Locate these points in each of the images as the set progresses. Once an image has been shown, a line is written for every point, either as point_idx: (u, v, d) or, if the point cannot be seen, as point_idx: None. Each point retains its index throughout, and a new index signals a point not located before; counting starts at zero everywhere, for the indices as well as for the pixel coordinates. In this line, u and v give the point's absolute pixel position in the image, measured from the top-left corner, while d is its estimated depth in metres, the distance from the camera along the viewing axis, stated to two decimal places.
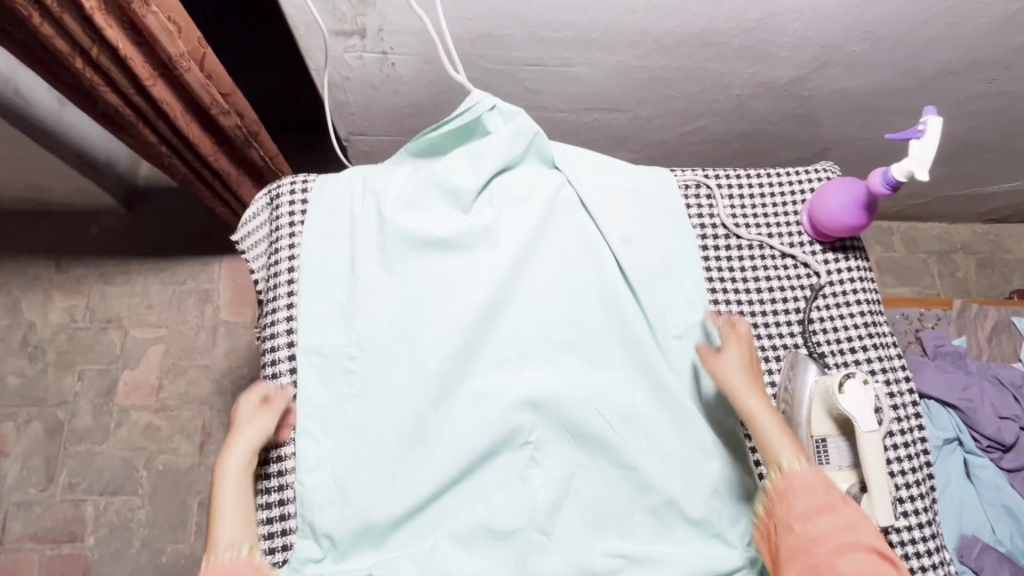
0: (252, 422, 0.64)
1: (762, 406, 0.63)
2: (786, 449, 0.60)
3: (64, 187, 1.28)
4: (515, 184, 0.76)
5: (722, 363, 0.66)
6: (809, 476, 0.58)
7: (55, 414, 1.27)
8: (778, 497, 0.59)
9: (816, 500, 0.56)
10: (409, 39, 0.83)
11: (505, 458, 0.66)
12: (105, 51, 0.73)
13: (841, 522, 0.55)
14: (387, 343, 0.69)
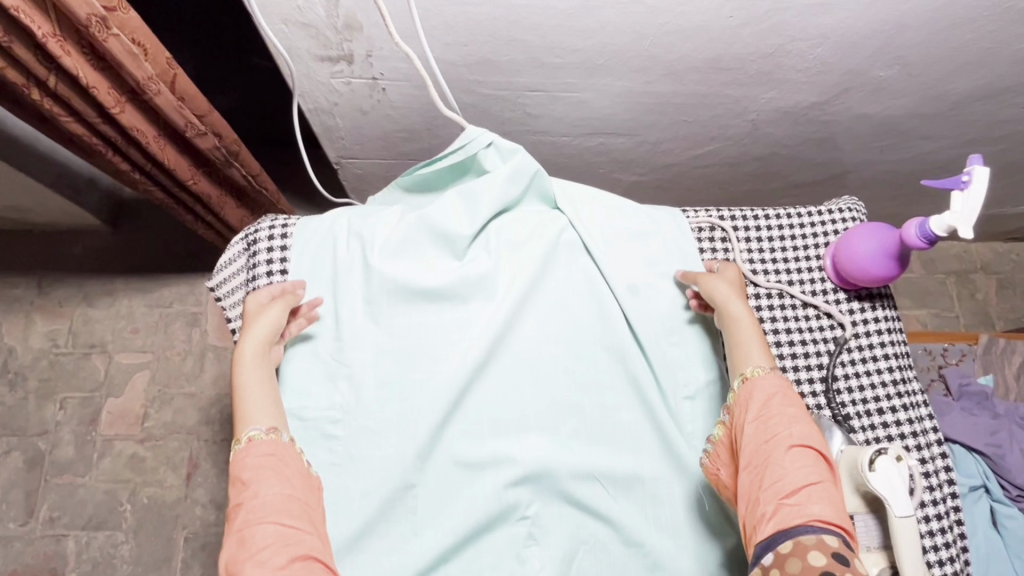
0: (263, 314, 0.61)
1: (745, 322, 0.62)
2: (756, 360, 0.59)
3: (44, 208, 1.23)
4: (514, 231, 0.71)
5: (710, 285, 0.65)
6: (770, 379, 0.57)
7: (36, 444, 1.22)
8: (738, 402, 0.58)
9: (771, 401, 0.55)
10: (400, 65, 0.77)
11: (501, 535, 0.61)
12: (64, 79, 0.67)
13: (793, 425, 0.54)
14: (372, 409, 0.63)
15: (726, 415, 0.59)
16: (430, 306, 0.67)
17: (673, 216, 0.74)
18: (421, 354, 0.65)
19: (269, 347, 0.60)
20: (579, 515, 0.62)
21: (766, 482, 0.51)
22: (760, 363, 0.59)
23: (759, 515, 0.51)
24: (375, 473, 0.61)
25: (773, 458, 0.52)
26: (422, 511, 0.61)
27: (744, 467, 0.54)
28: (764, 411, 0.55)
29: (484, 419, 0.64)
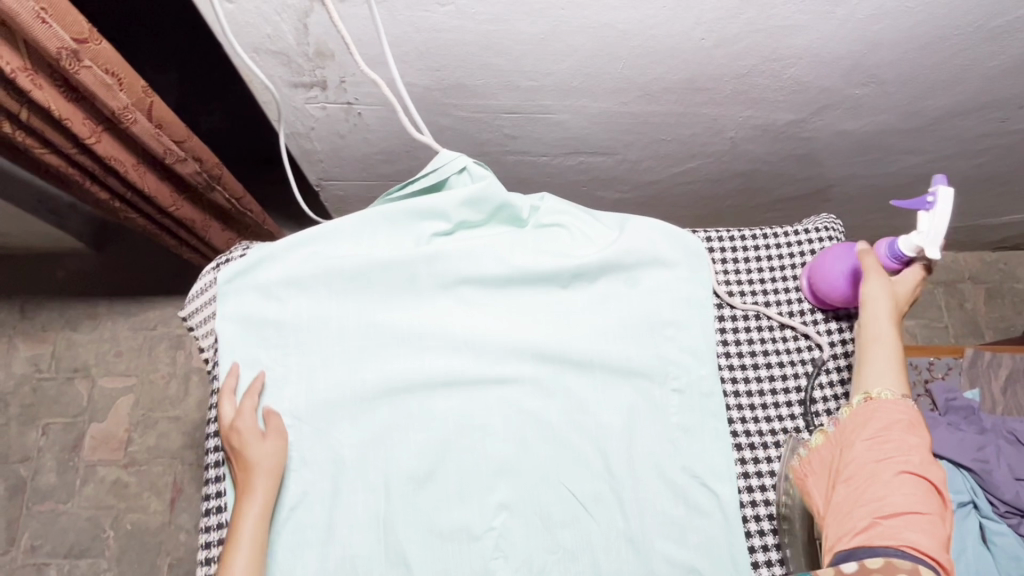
0: (256, 450, 0.57)
1: (884, 338, 0.60)
2: (884, 384, 0.58)
3: (26, 233, 1.22)
4: (490, 251, 0.68)
5: (869, 293, 0.61)
6: (894, 404, 0.56)
7: (17, 471, 1.21)
8: (848, 419, 0.57)
9: (890, 426, 0.54)
10: (374, 90, 0.77)
11: (465, 548, 0.59)
12: (36, 112, 0.67)
13: (905, 452, 0.53)
14: (326, 421, 0.61)
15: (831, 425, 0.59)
16: (402, 335, 0.64)
17: (657, 227, 0.71)
18: (396, 387, 0.63)
19: (267, 490, 0.56)
20: (544, 523, 0.61)
21: (866, 499, 0.52)
22: (889, 386, 0.57)
23: (850, 528, 0.52)
24: (336, 487, 0.60)
25: (878, 481, 0.52)
26: (397, 552, 0.58)
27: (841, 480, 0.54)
28: (879, 434, 0.55)
29: (458, 451, 0.62)
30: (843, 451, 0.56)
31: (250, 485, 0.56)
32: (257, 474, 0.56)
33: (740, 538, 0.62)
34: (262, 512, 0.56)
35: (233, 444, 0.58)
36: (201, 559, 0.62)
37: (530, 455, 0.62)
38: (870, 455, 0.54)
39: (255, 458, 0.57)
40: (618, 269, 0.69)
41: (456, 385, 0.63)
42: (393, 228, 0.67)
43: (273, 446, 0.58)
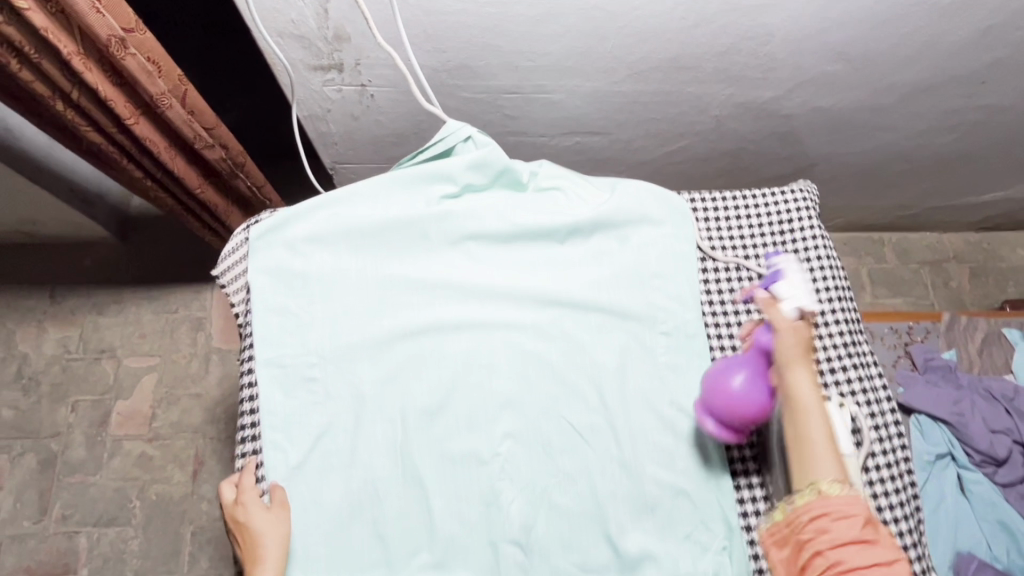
0: (267, 521, 0.61)
1: (818, 420, 0.56)
2: (828, 472, 0.54)
3: (57, 220, 1.30)
4: (493, 211, 0.75)
5: (794, 376, 0.58)
6: (848, 500, 0.52)
7: (49, 445, 1.28)
8: (807, 515, 0.52)
9: (851, 525, 0.50)
10: (387, 72, 0.85)
11: (475, 470, 0.66)
12: (86, 93, 0.74)
13: (877, 556, 0.49)
14: (348, 360, 0.68)
15: (787, 505, 0.55)
16: (415, 286, 0.71)
17: (646, 189, 0.78)
18: (409, 330, 0.70)
19: (280, 554, 0.60)
20: (546, 450, 0.67)
21: None
22: (835, 475, 0.54)
23: None
24: (357, 417, 0.66)
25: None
26: (413, 474, 0.65)
27: None
28: (845, 525, 0.51)
29: (466, 386, 0.68)
30: (813, 552, 0.51)
31: (256, 557, 0.60)
32: (263, 546, 0.60)
33: (723, 462, 0.68)
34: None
35: (238, 519, 0.61)
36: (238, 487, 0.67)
37: (532, 390, 0.69)
38: (839, 550, 0.50)
39: (260, 534, 0.60)
40: (610, 226, 0.76)
41: (464, 328, 0.70)
42: (404, 190, 0.74)
43: (282, 516, 0.62)
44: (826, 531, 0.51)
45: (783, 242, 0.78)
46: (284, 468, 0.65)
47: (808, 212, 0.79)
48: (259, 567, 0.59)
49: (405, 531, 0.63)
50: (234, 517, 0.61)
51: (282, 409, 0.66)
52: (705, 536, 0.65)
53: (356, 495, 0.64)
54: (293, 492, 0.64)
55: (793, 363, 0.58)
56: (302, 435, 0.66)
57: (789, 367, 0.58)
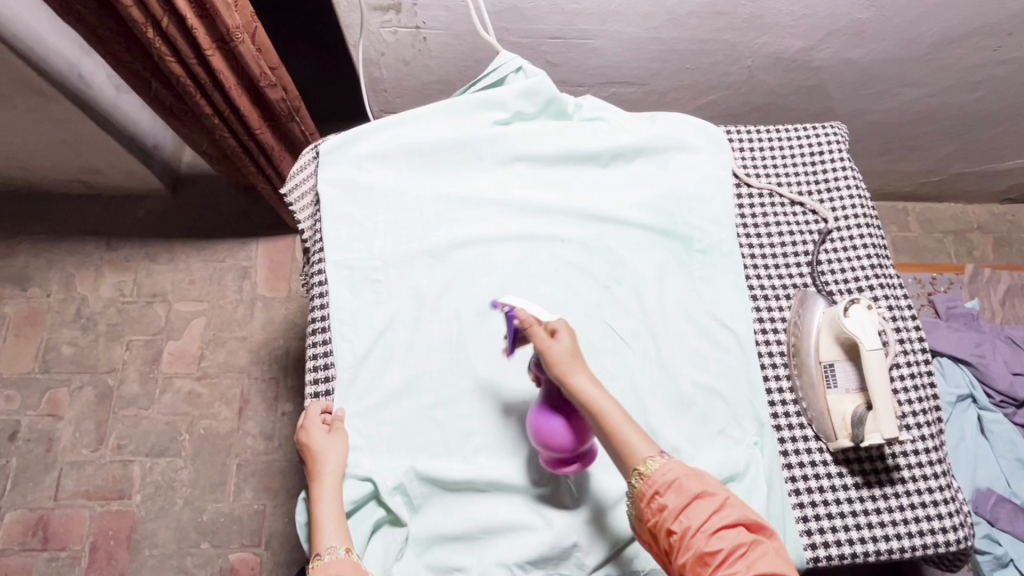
0: (325, 436, 0.65)
1: (615, 411, 0.60)
2: (645, 450, 0.59)
3: (117, 169, 1.38)
4: (541, 136, 0.80)
5: (576, 385, 0.60)
6: (665, 469, 0.57)
7: (105, 380, 1.36)
8: (646, 503, 0.57)
9: (676, 486, 0.56)
10: (441, 13, 0.91)
11: (524, 366, 0.71)
12: (174, 21, 0.79)
13: (708, 503, 0.56)
14: (407, 265, 0.74)
15: (628, 502, 0.59)
16: (469, 201, 0.77)
17: (686, 119, 0.83)
18: (463, 240, 0.75)
19: (340, 461, 0.65)
20: (590, 349, 0.72)
21: (706, 562, 0.54)
22: (650, 452, 0.59)
23: None
24: (418, 315, 0.72)
25: (706, 553, 0.54)
26: (466, 367, 0.70)
27: (680, 558, 0.55)
28: (676, 490, 0.56)
29: (516, 293, 0.74)
30: (663, 532, 0.56)
31: (318, 473, 0.64)
32: (325, 461, 0.64)
33: (757, 367, 0.72)
34: (338, 480, 0.64)
35: (301, 433, 0.66)
36: (309, 380, 0.71)
37: (578, 298, 0.74)
38: (682, 517, 0.56)
39: (321, 452, 0.64)
40: (650, 152, 0.81)
41: (514, 241, 0.76)
42: (458, 114, 0.80)
43: (340, 431, 0.66)
44: (665, 507, 0.56)
45: (815, 172, 0.82)
46: (349, 359, 0.70)
47: (839, 145, 0.83)
48: (321, 482, 0.63)
49: (460, 417, 0.69)
50: (297, 435, 0.66)
51: (347, 306, 0.72)
52: (738, 431, 0.70)
53: (414, 383, 0.70)
54: (358, 381, 0.69)
55: (566, 367, 0.61)
56: (366, 331, 0.71)
57: (565, 377, 0.61)
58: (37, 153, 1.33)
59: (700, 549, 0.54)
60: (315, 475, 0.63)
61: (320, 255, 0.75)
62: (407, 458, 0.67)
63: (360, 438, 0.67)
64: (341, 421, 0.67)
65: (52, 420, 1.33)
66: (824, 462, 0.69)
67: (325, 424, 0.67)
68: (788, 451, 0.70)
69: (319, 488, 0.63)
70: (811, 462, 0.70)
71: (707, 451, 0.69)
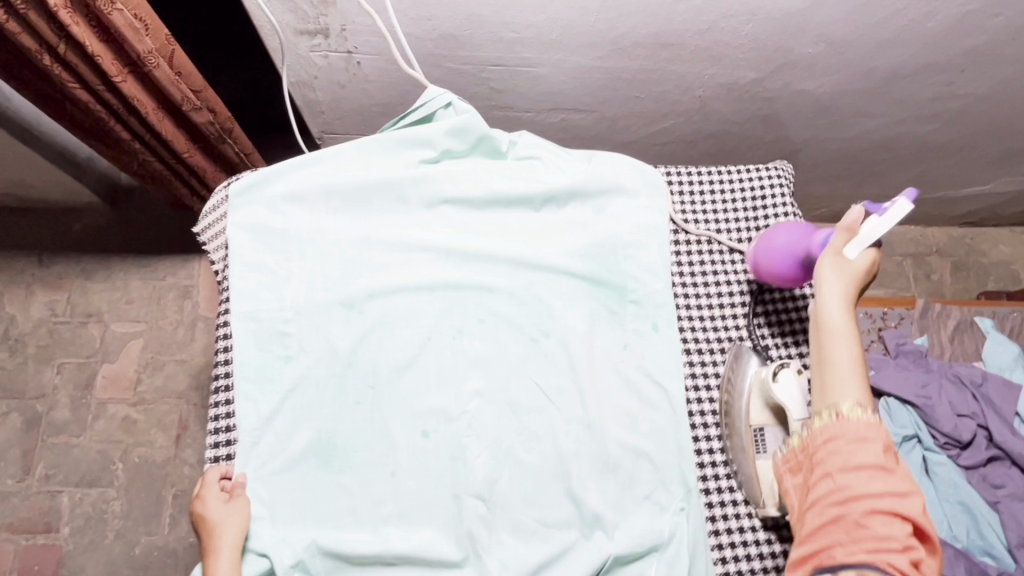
0: (223, 506, 0.61)
1: (849, 350, 0.60)
2: (850, 396, 0.59)
3: (47, 183, 1.30)
4: (470, 176, 0.76)
5: (825, 297, 0.62)
6: (866, 424, 0.57)
7: (34, 406, 1.30)
8: (826, 440, 0.58)
9: (861, 444, 0.56)
10: (372, 39, 0.85)
11: (441, 426, 0.67)
12: (73, 48, 0.73)
13: (889, 489, 0.54)
14: (322, 316, 0.70)
15: (804, 428, 0.61)
16: (391, 248, 0.73)
17: (623, 159, 0.79)
18: (382, 289, 0.71)
19: (238, 533, 0.61)
20: (512, 407, 0.69)
21: (847, 530, 0.54)
22: (857, 400, 0.58)
23: (823, 546, 0.54)
24: (331, 373, 0.68)
25: (853, 518, 0.54)
26: (380, 428, 0.67)
27: (817, 496, 0.56)
28: (865, 449, 0.56)
29: (436, 346, 0.70)
30: (821, 475, 0.57)
31: (213, 547, 0.60)
32: (221, 534, 0.60)
33: (686, 428, 0.69)
34: (236, 554, 0.60)
35: (198, 502, 0.62)
36: (209, 442, 0.67)
37: (503, 351, 0.71)
38: (852, 473, 0.55)
39: (217, 525, 0.60)
40: (585, 195, 0.77)
41: (437, 290, 0.72)
42: (382, 152, 0.75)
43: (242, 499, 0.62)
44: (842, 451, 0.56)
45: (756, 218, 0.79)
46: (252, 421, 0.66)
47: (783, 190, 0.80)
48: (217, 556, 0.60)
49: (370, 484, 0.65)
50: (194, 504, 0.62)
51: (253, 363, 0.68)
52: (666, 496, 0.66)
53: (323, 446, 0.65)
54: (263, 444, 0.65)
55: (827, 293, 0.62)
56: (273, 390, 0.67)
57: (822, 284, 0.62)
58: None
59: (849, 516, 0.54)
60: (211, 550, 0.60)
61: (227, 304, 0.70)
62: (310, 528, 0.63)
63: (261, 507, 0.63)
64: (242, 487, 0.63)
65: None
66: (752, 528, 0.67)
67: (224, 490, 0.63)
68: (716, 517, 0.68)
69: (215, 565, 0.59)
70: (740, 528, 0.67)
71: (632, 519, 0.66)
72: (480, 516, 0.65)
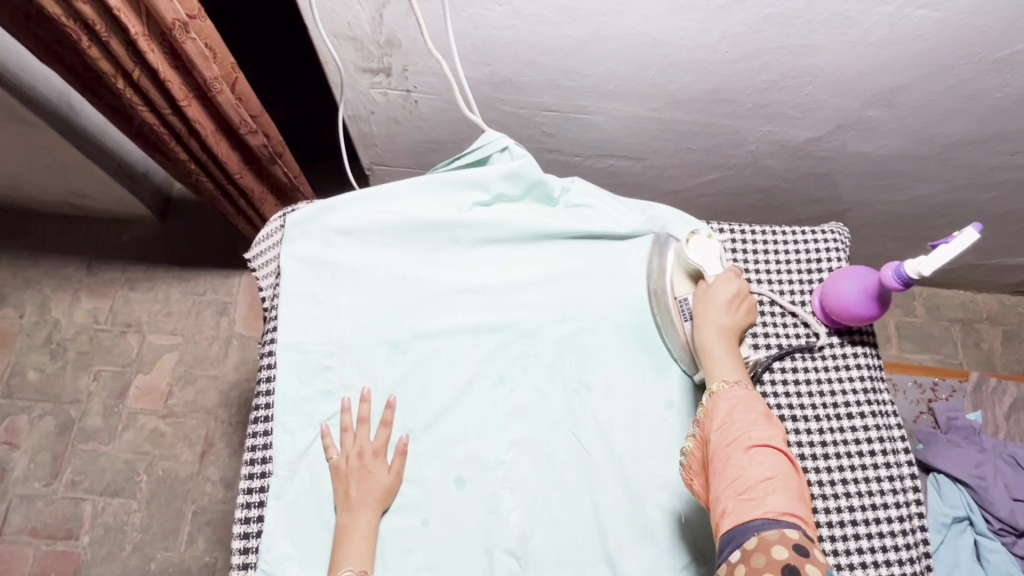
0: (380, 444, 0.65)
1: (719, 339, 0.64)
2: (726, 374, 0.62)
3: (103, 195, 1.34)
4: (521, 219, 0.75)
5: (707, 332, 0.65)
6: (738, 396, 0.60)
7: (68, 411, 1.32)
8: (710, 408, 0.60)
9: (733, 405, 0.59)
10: (433, 80, 0.87)
11: (477, 476, 0.66)
12: (146, 72, 0.74)
13: (755, 429, 0.57)
14: (366, 353, 0.69)
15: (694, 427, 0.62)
16: (439, 288, 0.73)
17: (677, 213, 0.78)
18: (425, 331, 0.70)
19: (389, 475, 0.64)
20: (551, 463, 0.67)
21: (733, 481, 0.55)
22: (727, 381, 0.61)
23: (719, 508, 0.55)
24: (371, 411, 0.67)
25: (732, 464, 0.55)
26: (414, 474, 0.65)
27: (716, 467, 0.56)
28: (738, 419, 0.58)
29: (477, 392, 0.69)
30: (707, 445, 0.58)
31: (365, 480, 0.63)
32: (374, 474, 0.63)
33: None
34: (381, 492, 0.63)
35: (356, 431, 0.65)
36: (244, 472, 0.66)
37: (544, 403, 0.69)
38: (727, 428, 0.58)
39: (376, 461, 0.64)
40: (636, 247, 0.76)
41: (480, 335, 0.71)
42: (437, 190, 0.75)
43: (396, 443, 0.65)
44: (718, 421, 0.59)
45: (811, 280, 0.77)
46: (290, 454, 0.65)
47: (839, 253, 0.77)
48: (360, 496, 0.62)
49: (400, 530, 0.63)
50: (348, 435, 0.65)
51: (294, 396, 0.67)
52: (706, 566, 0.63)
53: None
54: (301, 482, 0.64)
55: (711, 325, 0.65)
56: (312, 424, 0.67)
57: (701, 321, 0.65)
58: (22, 173, 1.29)
59: (729, 463, 0.55)
60: (357, 485, 0.62)
61: (273, 332, 0.71)
62: None
63: (289, 547, 0.62)
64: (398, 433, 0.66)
65: (8, 448, 1.28)
66: None
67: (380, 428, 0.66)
68: None
69: (359, 503, 0.62)
70: None
71: None
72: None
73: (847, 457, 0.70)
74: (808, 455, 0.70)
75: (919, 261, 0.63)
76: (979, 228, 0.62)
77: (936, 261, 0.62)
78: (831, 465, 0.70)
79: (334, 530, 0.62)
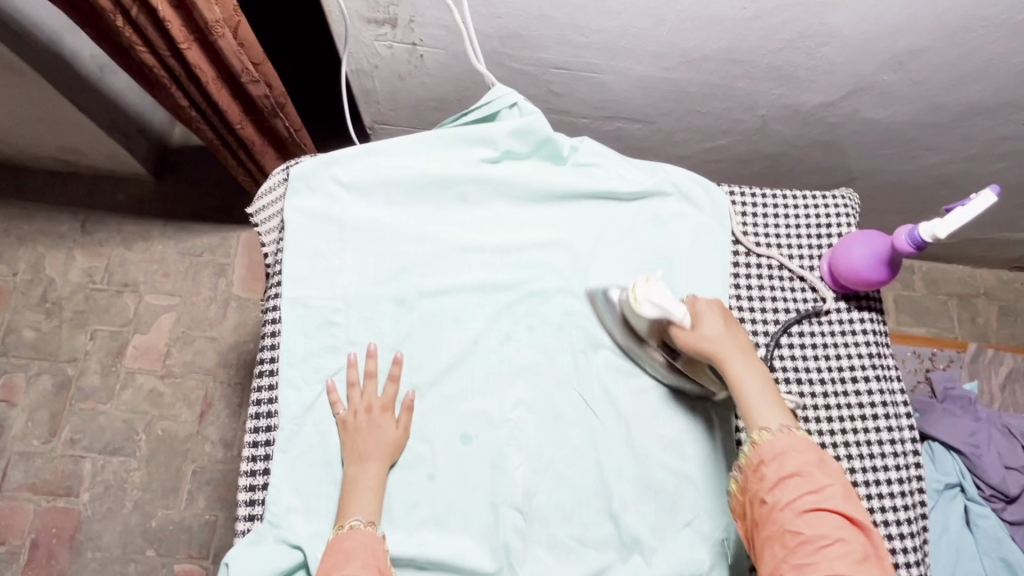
0: (387, 400, 0.65)
1: (753, 381, 0.60)
2: (770, 418, 0.58)
3: (97, 151, 1.31)
4: (530, 176, 0.74)
5: (736, 373, 0.60)
6: (789, 444, 0.56)
7: (65, 369, 1.31)
8: (755, 459, 0.57)
9: (783, 459, 0.55)
10: (439, 32, 0.84)
11: (484, 433, 0.66)
12: (144, 11, 0.72)
13: (808, 487, 0.54)
14: (371, 308, 0.69)
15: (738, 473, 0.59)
16: (445, 245, 0.71)
17: (688, 174, 0.77)
18: (431, 286, 0.70)
19: (395, 431, 0.64)
20: (558, 420, 0.67)
21: (791, 548, 0.52)
22: (775, 423, 0.58)
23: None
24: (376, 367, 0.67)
25: (790, 531, 0.53)
26: (420, 430, 0.65)
27: (772, 531, 0.54)
28: (790, 476, 0.54)
29: (484, 349, 0.69)
30: (757, 504, 0.56)
31: (372, 434, 0.63)
32: (381, 428, 0.63)
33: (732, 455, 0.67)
34: (389, 447, 0.63)
35: (364, 386, 0.65)
36: (249, 427, 0.66)
37: (551, 361, 0.69)
38: (778, 488, 0.54)
39: (383, 416, 0.64)
40: (646, 207, 0.75)
41: (487, 292, 0.70)
42: (444, 144, 0.74)
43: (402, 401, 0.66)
44: (768, 478, 0.55)
45: (821, 244, 0.76)
46: (295, 408, 0.65)
47: (849, 217, 0.77)
48: (368, 449, 0.62)
49: (406, 484, 0.64)
50: (354, 391, 0.65)
51: (299, 351, 0.67)
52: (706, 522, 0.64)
53: None
54: (306, 435, 0.64)
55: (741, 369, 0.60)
56: (317, 379, 0.66)
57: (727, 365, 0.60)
58: (12, 126, 1.25)
59: (784, 528, 0.53)
60: (365, 439, 0.63)
61: (277, 287, 0.70)
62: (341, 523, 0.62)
63: (294, 499, 0.62)
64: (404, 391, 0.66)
65: (5, 406, 1.28)
66: None
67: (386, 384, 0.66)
68: None
69: (367, 455, 0.62)
70: None
71: (672, 546, 0.63)
72: (517, 530, 0.63)
73: (850, 421, 0.71)
74: (811, 417, 0.71)
75: (934, 224, 0.62)
76: (996, 190, 0.61)
77: (952, 224, 0.61)
78: (834, 427, 0.70)
79: (341, 483, 0.63)
